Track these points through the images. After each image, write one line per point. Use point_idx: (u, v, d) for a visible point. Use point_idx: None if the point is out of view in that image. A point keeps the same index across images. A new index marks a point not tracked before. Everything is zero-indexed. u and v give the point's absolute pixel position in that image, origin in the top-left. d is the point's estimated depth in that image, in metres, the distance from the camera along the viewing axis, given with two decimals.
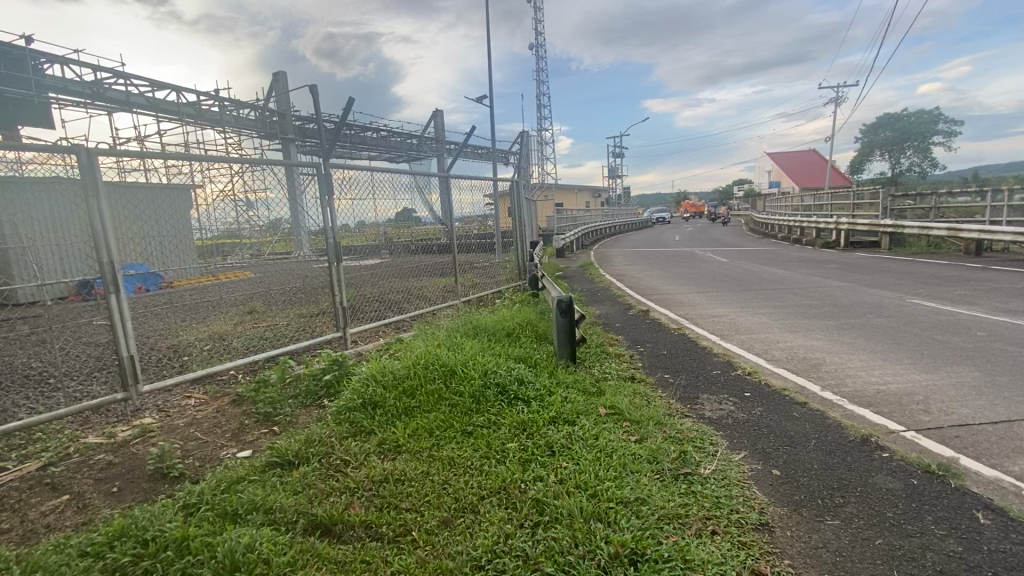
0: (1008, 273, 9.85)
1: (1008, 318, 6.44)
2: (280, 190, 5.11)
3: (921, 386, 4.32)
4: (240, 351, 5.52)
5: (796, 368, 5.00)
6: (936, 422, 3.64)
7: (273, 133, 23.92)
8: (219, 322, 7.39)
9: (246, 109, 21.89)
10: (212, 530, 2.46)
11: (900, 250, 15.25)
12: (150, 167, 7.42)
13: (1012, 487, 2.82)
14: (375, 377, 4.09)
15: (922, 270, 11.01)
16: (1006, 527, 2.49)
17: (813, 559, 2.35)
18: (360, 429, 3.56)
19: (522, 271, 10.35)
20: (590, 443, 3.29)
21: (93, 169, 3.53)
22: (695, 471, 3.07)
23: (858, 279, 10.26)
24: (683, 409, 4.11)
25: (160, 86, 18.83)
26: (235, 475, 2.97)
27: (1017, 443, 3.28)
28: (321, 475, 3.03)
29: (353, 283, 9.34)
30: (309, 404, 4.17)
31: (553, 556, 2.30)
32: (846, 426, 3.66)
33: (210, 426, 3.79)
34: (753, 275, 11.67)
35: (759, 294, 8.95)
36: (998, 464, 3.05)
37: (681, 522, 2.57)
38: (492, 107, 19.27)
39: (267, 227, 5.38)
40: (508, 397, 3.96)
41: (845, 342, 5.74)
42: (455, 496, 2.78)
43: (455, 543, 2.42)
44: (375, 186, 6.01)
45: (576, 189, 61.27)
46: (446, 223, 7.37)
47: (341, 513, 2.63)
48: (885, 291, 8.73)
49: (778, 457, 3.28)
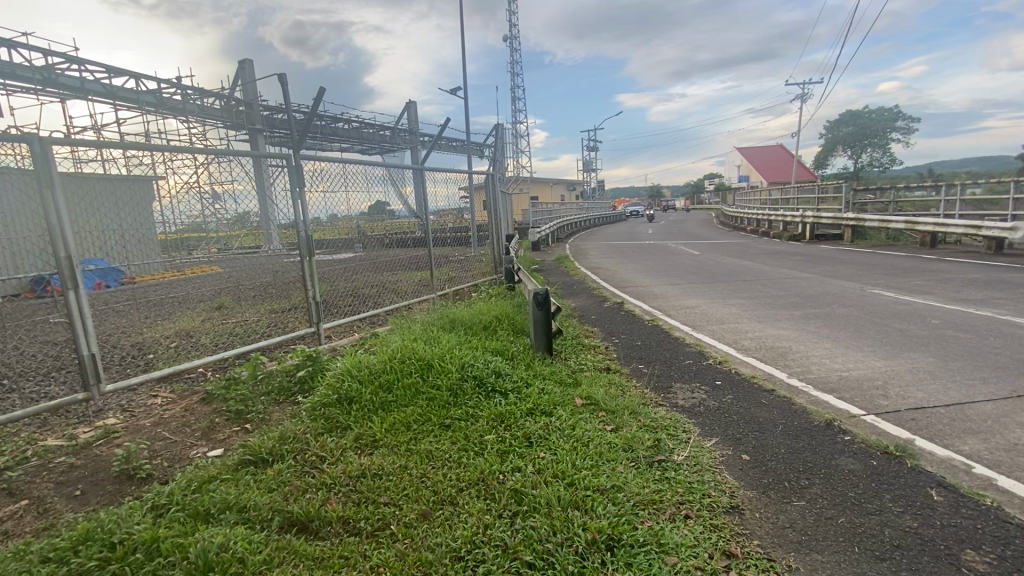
0: (961, 264, 10.36)
1: (958, 306, 6.81)
2: (247, 181, 4.92)
3: (880, 372, 4.53)
4: (209, 347, 5.40)
5: (764, 357, 5.17)
6: (895, 406, 3.82)
7: (240, 123, 23.21)
8: (187, 319, 7.20)
9: (211, 98, 21.11)
10: (183, 531, 2.40)
11: (862, 242, 15.92)
12: (108, 157, 7.06)
13: (963, 465, 2.98)
14: (350, 372, 4.02)
15: (881, 261, 11.50)
16: (957, 502, 2.64)
17: (780, 539, 2.45)
18: (336, 425, 3.52)
19: (498, 264, 10.33)
20: (567, 434, 3.34)
21: (47, 158, 3.38)
22: (668, 458, 3.16)
23: (822, 270, 10.64)
24: (656, 398, 4.20)
25: (117, 73, 17.98)
26: (206, 475, 2.90)
27: (967, 424, 3.47)
28: (297, 472, 2.99)
29: (327, 278, 9.22)
30: (283, 400, 4.11)
31: (532, 545, 2.33)
32: (810, 411, 3.80)
33: (179, 425, 3.68)
34: (722, 266, 11.99)
35: (728, 287, 9.18)
36: (950, 443, 3.23)
37: (656, 507, 2.65)
38: (468, 100, 19.03)
39: (234, 220, 5.19)
40: (485, 389, 3.98)
41: (810, 331, 5.96)
42: (434, 489, 2.79)
43: (435, 535, 2.43)
44: (347, 178, 5.94)
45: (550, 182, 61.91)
46: (420, 217, 7.34)
47: (317, 510, 2.60)
48: (846, 281, 9.09)
49: (747, 443, 3.40)
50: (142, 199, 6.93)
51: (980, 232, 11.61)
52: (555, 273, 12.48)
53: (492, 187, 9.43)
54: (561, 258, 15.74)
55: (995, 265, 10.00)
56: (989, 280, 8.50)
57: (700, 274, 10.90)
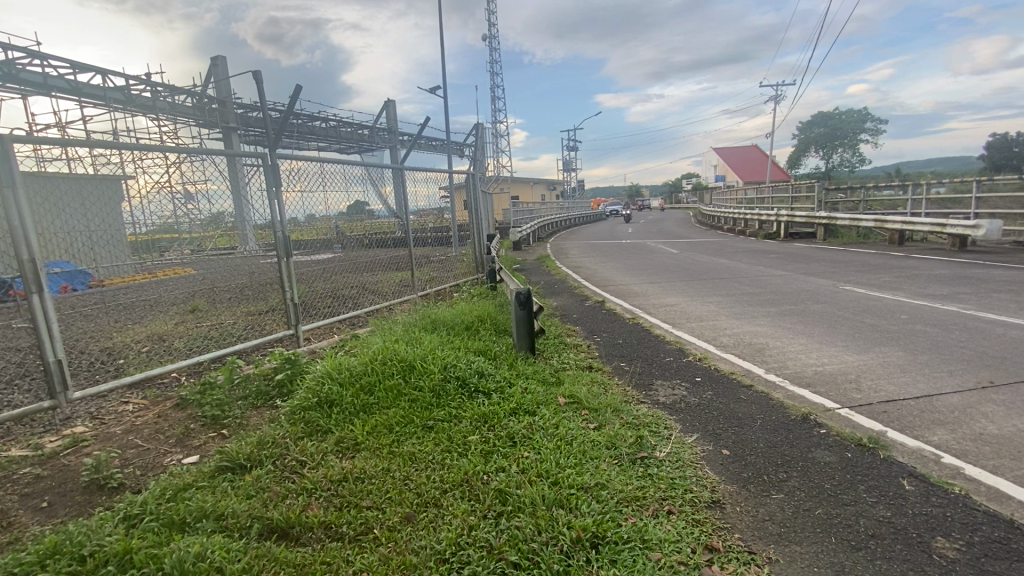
0: (927, 261, 10.73)
1: (925, 301, 7.04)
2: (222, 181, 4.76)
3: (853, 366, 4.65)
4: (183, 351, 5.25)
5: (742, 353, 5.26)
6: (867, 399, 3.93)
7: (213, 121, 22.64)
8: (159, 322, 6.99)
9: (182, 95, 20.54)
10: (158, 541, 2.33)
11: (834, 240, 16.35)
12: (74, 155, 6.80)
13: (932, 455, 3.08)
14: (330, 375, 3.96)
15: (852, 259, 11.84)
16: (928, 491, 2.73)
17: (760, 531, 2.49)
18: (316, 429, 3.46)
19: (479, 263, 10.30)
20: (550, 433, 3.35)
21: (9, 159, 3.23)
22: (650, 454, 3.19)
23: (797, 267, 10.88)
24: (638, 395, 4.24)
25: (82, 68, 17.34)
26: (181, 483, 2.82)
27: (936, 415, 3.59)
28: (276, 478, 2.93)
29: (304, 279, 9.06)
30: (260, 404, 4.01)
31: (517, 544, 2.33)
32: (787, 406, 3.89)
33: (152, 432, 3.57)
34: (700, 264, 12.18)
35: (706, 285, 9.32)
36: (920, 434, 3.34)
37: (639, 504, 2.67)
38: (447, 99, 18.94)
39: (208, 220, 5.15)
40: (468, 389, 3.96)
41: (786, 327, 6.09)
42: (417, 491, 2.76)
43: (419, 538, 2.41)
44: (325, 178, 5.85)
45: (530, 182, 62.00)
46: (400, 216, 7.26)
47: (298, 515, 2.55)
48: (819, 278, 9.32)
49: (727, 438, 3.45)
50: (111, 199, 6.70)
51: (945, 230, 12.03)
52: (536, 272, 12.51)
53: (473, 186, 9.38)
54: (542, 258, 15.77)
55: (959, 262, 10.37)
56: (954, 276, 8.81)
57: (679, 273, 11.05)
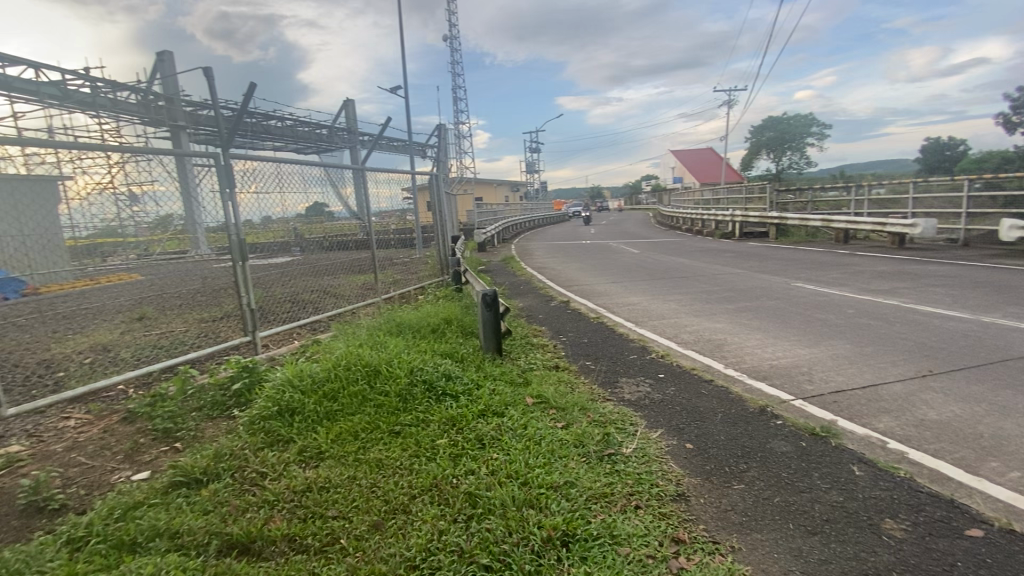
0: (870, 258, 11.37)
1: (869, 296, 7.46)
2: (169, 181, 4.58)
3: (805, 359, 4.88)
4: (130, 362, 4.97)
5: (702, 349, 5.43)
6: (819, 390, 4.13)
7: (160, 119, 21.57)
8: (103, 332, 6.59)
9: (125, 92, 19.48)
10: (106, 564, 2.20)
11: (785, 239, 17.10)
12: None
13: (879, 441, 3.26)
14: (291, 382, 3.83)
15: (802, 257, 12.40)
16: (876, 476, 2.89)
17: (723, 522, 2.57)
18: (278, 438, 3.34)
19: (444, 265, 10.21)
20: (519, 433, 3.35)
21: None
22: (617, 451, 3.23)
23: (751, 266, 11.32)
24: (604, 393, 4.30)
25: (11, 61, 16.18)
26: (130, 501, 2.66)
27: (881, 403, 3.80)
28: (235, 491, 2.80)
29: (261, 284, 8.74)
30: (216, 415, 3.84)
31: (488, 547, 2.31)
32: (746, 399, 4.03)
33: (97, 449, 3.35)
34: (661, 263, 12.50)
35: (667, 283, 9.56)
36: (868, 422, 3.53)
37: (608, 500, 2.70)
38: (408, 99, 18.68)
39: (155, 224, 4.67)
40: (436, 393, 3.91)
41: (742, 323, 6.33)
42: (385, 498, 2.70)
43: (387, 546, 2.36)
44: (281, 179, 5.68)
45: (493, 184, 62.04)
46: (362, 218, 7.11)
47: (259, 529, 2.46)
48: (772, 276, 9.72)
49: (689, 432, 3.55)
50: None
51: (885, 229, 12.77)
52: (501, 274, 12.53)
53: (436, 187, 9.30)
54: (506, 259, 15.80)
55: (899, 258, 11.02)
56: (894, 272, 9.37)
57: (641, 272, 11.30)
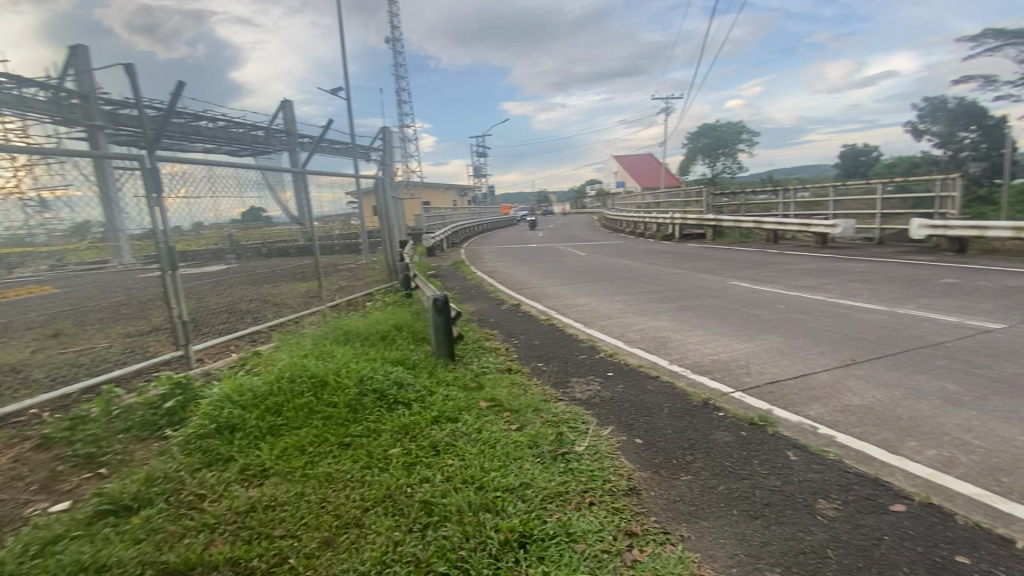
0: (797, 257, 12.19)
1: (797, 292, 8.00)
2: (86, 185, 4.22)
3: (743, 353, 5.17)
4: (45, 383, 4.53)
5: (648, 347, 5.63)
6: (756, 381, 4.39)
7: (73, 118, 19.85)
8: (9, 351, 5.96)
9: (32, 88, 17.77)
10: None
11: (721, 240, 18.02)
12: None
13: (810, 427, 3.51)
14: (230, 398, 3.63)
15: (737, 256, 13.13)
16: (809, 459, 3.10)
17: (673, 512, 2.67)
18: (217, 457, 3.14)
19: (392, 271, 10.02)
20: (473, 438, 3.34)
21: None
22: (571, 449, 3.29)
23: (691, 266, 11.85)
24: (556, 394, 4.37)
25: None
26: (48, 535, 2.42)
27: (811, 392, 4.09)
28: (170, 516, 2.61)
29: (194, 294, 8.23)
30: (146, 436, 3.57)
31: (445, 554, 2.29)
32: (690, 393, 4.22)
33: (6, 481, 3.03)
34: (607, 265, 12.85)
35: (613, 284, 9.84)
36: (800, 410, 3.78)
37: (563, 499, 2.74)
38: (350, 100, 18.21)
39: (71, 232, 4.30)
40: (387, 402, 3.82)
41: (685, 321, 6.62)
42: (336, 512, 2.61)
43: (340, 562, 2.28)
44: (214, 183, 5.38)
45: (441, 188, 61.58)
46: (303, 223, 6.85)
47: (199, 555, 2.31)
48: (711, 275, 10.23)
49: (639, 427, 3.67)
50: None
51: (810, 229, 13.73)
52: (451, 278, 12.44)
53: (382, 191, 9.12)
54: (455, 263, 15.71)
55: (822, 257, 11.88)
56: (818, 269, 10.10)
57: (588, 274, 11.57)
